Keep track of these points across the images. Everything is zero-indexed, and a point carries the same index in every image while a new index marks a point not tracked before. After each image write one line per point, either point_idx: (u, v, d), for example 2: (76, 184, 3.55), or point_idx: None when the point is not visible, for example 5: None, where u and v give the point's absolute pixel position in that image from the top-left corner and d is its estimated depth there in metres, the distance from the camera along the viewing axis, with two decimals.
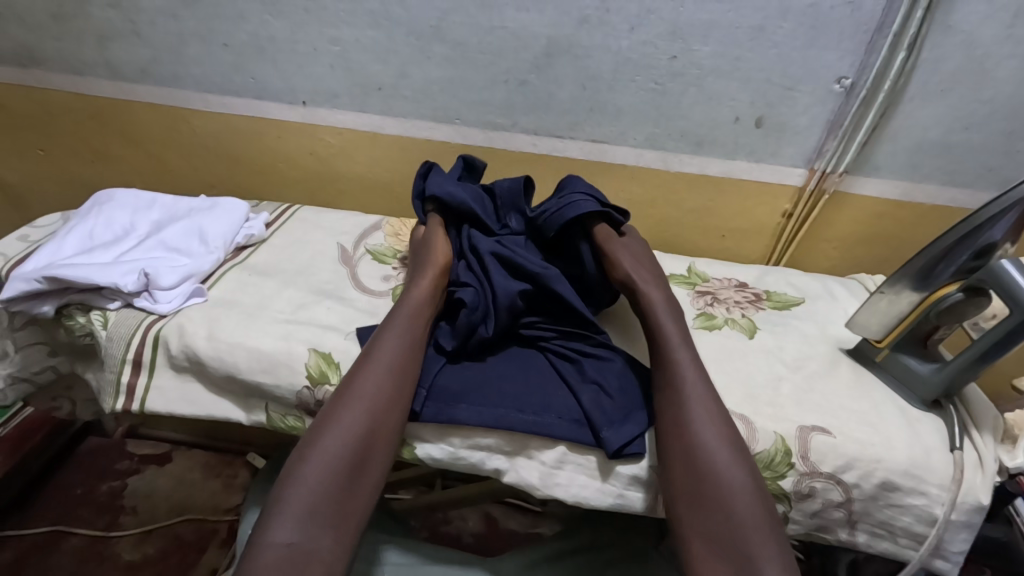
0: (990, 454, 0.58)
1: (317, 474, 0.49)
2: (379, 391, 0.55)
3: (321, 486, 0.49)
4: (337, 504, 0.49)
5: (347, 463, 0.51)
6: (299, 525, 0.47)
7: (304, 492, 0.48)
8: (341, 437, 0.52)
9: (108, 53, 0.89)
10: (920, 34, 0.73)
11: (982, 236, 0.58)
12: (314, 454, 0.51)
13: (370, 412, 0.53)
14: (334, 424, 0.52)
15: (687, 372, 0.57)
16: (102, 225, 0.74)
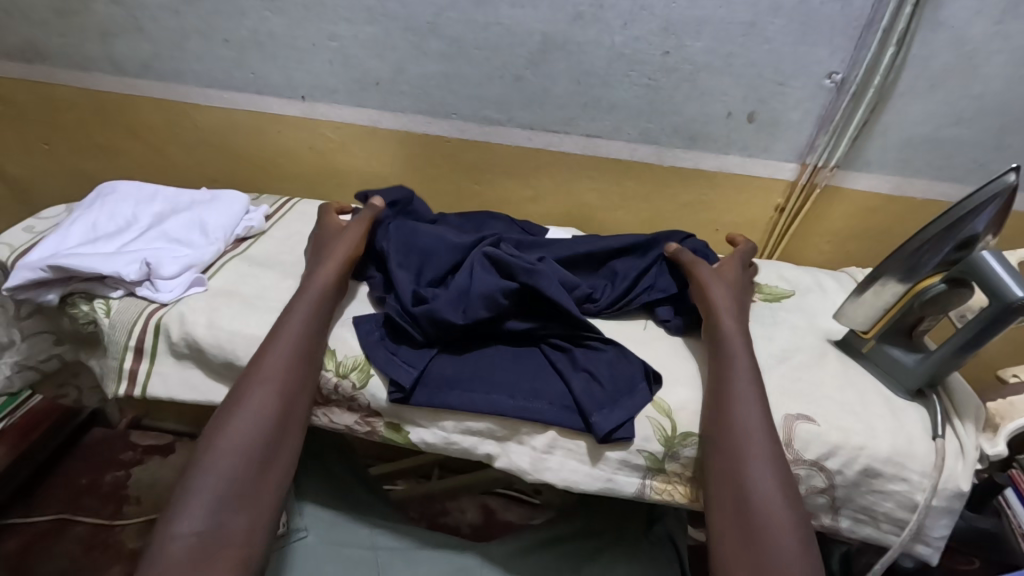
0: (971, 442, 0.59)
1: (233, 454, 0.52)
2: (283, 377, 0.57)
3: (236, 466, 0.51)
4: (253, 482, 0.51)
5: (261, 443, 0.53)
6: (215, 502, 0.49)
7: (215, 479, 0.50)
8: (250, 423, 0.54)
9: (111, 49, 0.91)
10: (909, 30, 0.74)
11: (966, 227, 0.59)
12: (223, 442, 0.52)
13: (277, 396, 0.56)
14: (241, 411, 0.54)
15: (736, 375, 0.59)
16: (105, 217, 0.76)
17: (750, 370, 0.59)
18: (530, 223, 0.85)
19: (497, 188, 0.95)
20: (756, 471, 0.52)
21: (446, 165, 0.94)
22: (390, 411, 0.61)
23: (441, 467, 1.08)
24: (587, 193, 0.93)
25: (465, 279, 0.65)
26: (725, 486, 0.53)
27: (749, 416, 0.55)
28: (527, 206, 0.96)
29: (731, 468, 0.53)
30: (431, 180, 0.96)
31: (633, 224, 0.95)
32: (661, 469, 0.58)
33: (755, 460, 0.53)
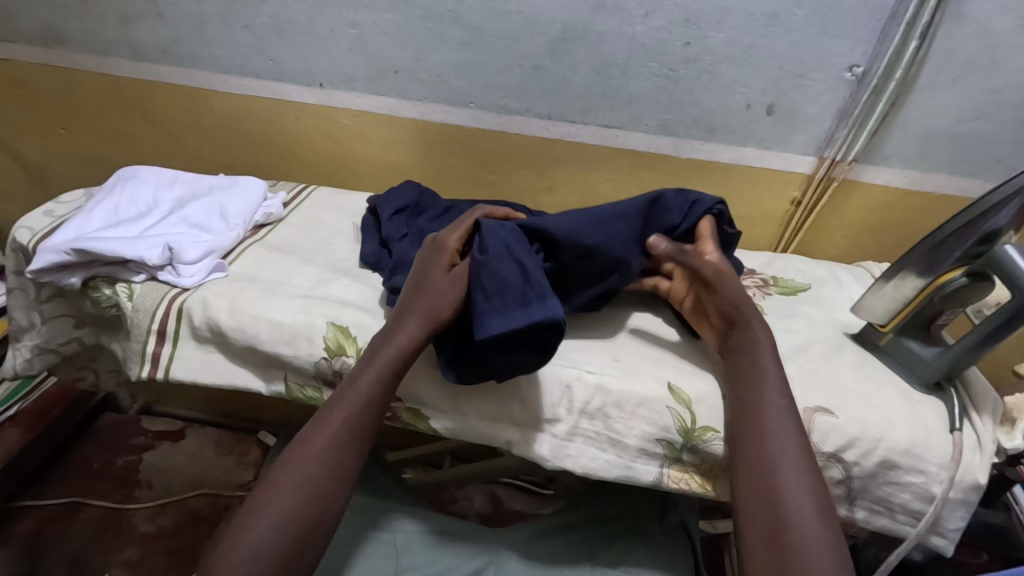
0: (989, 435, 0.59)
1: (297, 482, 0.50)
2: (351, 414, 0.53)
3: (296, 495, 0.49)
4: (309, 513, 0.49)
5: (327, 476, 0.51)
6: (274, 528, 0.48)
7: (269, 524, 0.48)
8: (311, 466, 0.51)
9: (130, 34, 0.91)
10: (933, 23, 0.74)
11: (990, 221, 0.59)
12: (282, 482, 0.50)
13: (340, 437, 0.52)
14: (309, 449, 0.52)
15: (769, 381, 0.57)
16: (127, 201, 0.76)
17: (779, 379, 0.57)
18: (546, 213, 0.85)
19: (512, 178, 0.95)
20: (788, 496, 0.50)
21: (463, 154, 0.94)
22: (409, 396, 0.62)
23: (452, 456, 1.10)
24: (602, 184, 0.93)
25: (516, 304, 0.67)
26: (757, 509, 0.51)
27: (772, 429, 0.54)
28: (542, 196, 0.96)
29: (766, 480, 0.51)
30: (446, 170, 0.96)
31: None
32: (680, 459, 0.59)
33: (785, 483, 0.51)
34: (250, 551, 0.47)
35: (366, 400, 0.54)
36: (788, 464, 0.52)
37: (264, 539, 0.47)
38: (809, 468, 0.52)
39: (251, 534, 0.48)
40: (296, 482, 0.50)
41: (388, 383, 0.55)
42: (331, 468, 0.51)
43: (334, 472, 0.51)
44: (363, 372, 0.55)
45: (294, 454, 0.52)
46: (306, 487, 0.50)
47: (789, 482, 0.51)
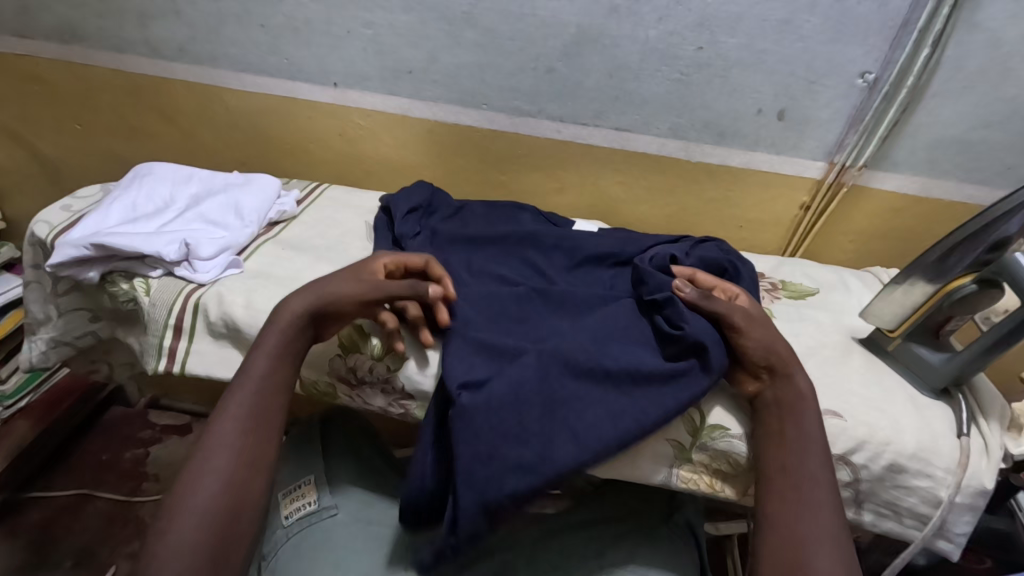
0: (996, 441, 0.60)
1: (214, 478, 0.52)
2: (250, 403, 0.57)
3: (217, 491, 0.51)
4: (233, 502, 0.51)
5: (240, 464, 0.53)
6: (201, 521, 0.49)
7: (193, 519, 0.49)
8: (225, 459, 0.53)
9: (148, 32, 0.92)
10: (945, 31, 0.74)
11: (1000, 229, 0.59)
12: (199, 480, 0.51)
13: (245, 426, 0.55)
14: (214, 447, 0.53)
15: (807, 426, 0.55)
16: (143, 197, 0.77)
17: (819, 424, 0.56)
18: (557, 214, 0.85)
19: (523, 179, 0.96)
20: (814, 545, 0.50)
21: (474, 155, 0.94)
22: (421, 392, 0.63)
23: None
24: (613, 187, 0.94)
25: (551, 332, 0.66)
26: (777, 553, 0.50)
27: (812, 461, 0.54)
28: (552, 197, 0.97)
29: (791, 526, 0.51)
30: (457, 170, 0.96)
31: (657, 219, 0.96)
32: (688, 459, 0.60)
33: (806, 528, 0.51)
34: (178, 547, 0.48)
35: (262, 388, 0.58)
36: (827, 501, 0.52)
37: (190, 534, 0.49)
38: (834, 511, 0.52)
39: (176, 530, 0.49)
40: (214, 477, 0.52)
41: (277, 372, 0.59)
42: (243, 456, 0.54)
43: (248, 458, 0.54)
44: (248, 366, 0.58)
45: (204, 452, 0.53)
46: (225, 478, 0.52)
47: (813, 529, 0.51)
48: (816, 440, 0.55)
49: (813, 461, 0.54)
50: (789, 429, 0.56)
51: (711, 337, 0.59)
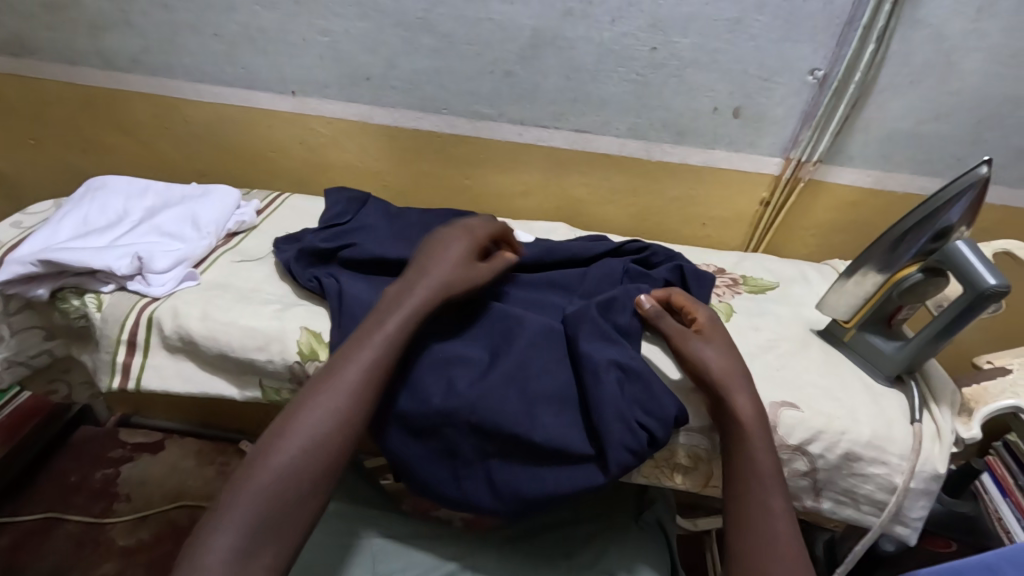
0: (948, 426, 0.61)
1: (303, 441, 0.48)
2: (353, 387, 0.52)
3: (302, 454, 0.47)
4: (315, 471, 0.47)
5: (331, 434, 0.49)
6: (280, 481, 0.46)
7: (273, 477, 0.46)
8: (302, 438, 0.48)
9: (100, 43, 0.90)
10: (889, 27, 0.76)
11: (941, 218, 0.60)
12: (272, 453, 0.47)
13: (337, 410, 0.50)
14: (314, 406, 0.50)
15: (761, 455, 0.54)
16: (96, 211, 0.76)
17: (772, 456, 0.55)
18: (497, 222, 0.85)
19: (486, 183, 0.96)
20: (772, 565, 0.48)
21: (437, 160, 0.94)
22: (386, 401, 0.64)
23: None
24: (576, 188, 0.95)
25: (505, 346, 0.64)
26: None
27: (754, 458, 0.54)
28: (517, 200, 0.97)
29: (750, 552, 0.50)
30: (421, 175, 0.96)
31: (622, 219, 0.97)
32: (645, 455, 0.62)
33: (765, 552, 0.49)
34: (259, 500, 0.45)
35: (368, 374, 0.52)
36: (774, 490, 0.53)
37: (271, 488, 0.45)
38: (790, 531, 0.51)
39: (255, 486, 0.45)
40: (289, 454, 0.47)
41: (385, 365, 0.54)
42: (321, 444, 0.48)
43: (332, 450, 0.49)
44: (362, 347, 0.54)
45: (284, 424, 0.49)
46: (297, 458, 0.47)
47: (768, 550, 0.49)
48: (756, 436, 0.55)
49: (760, 461, 0.54)
50: (744, 462, 0.54)
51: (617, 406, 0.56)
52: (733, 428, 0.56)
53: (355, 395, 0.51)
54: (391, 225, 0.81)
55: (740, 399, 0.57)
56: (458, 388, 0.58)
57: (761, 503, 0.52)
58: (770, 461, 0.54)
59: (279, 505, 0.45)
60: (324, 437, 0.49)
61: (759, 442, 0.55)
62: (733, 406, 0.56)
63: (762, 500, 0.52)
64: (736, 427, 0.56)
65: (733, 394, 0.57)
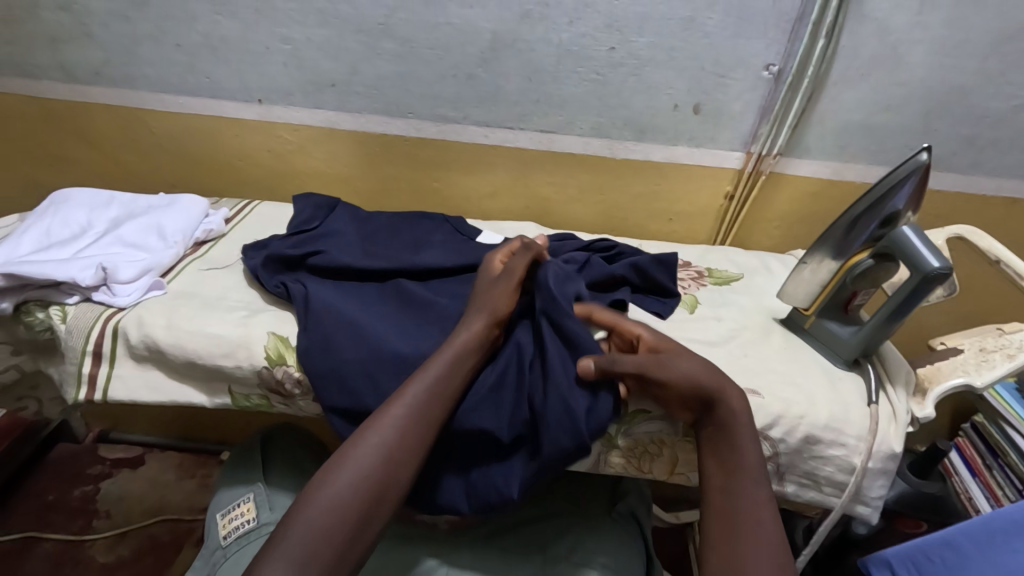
0: (903, 406, 0.63)
1: (351, 476, 0.50)
2: (401, 431, 0.53)
3: (351, 487, 0.49)
4: (363, 506, 0.49)
5: (381, 469, 0.51)
6: (329, 512, 0.47)
7: (325, 506, 0.48)
8: (354, 471, 0.50)
9: (61, 56, 0.90)
10: (837, 23, 0.78)
11: (888, 204, 0.62)
12: (323, 487, 0.49)
13: (385, 449, 0.51)
14: (367, 440, 0.52)
15: (750, 452, 0.54)
16: (59, 224, 0.76)
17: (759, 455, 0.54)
18: (467, 222, 0.86)
19: (455, 186, 0.97)
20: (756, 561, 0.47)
21: (405, 163, 0.95)
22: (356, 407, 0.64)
23: None
24: (544, 187, 0.96)
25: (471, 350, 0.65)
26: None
27: (741, 452, 0.54)
28: (486, 201, 0.98)
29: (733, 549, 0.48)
30: (391, 179, 0.97)
31: (590, 217, 0.99)
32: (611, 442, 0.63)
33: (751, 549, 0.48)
34: (313, 528, 0.46)
35: (415, 418, 0.54)
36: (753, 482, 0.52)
37: (320, 518, 0.47)
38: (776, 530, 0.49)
39: (306, 515, 0.47)
40: (339, 488, 0.49)
41: (431, 410, 0.54)
42: (371, 479, 0.50)
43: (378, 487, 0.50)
44: (407, 390, 0.55)
45: (339, 458, 0.51)
46: (346, 496, 0.49)
47: (753, 548, 0.48)
48: (744, 432, 0.55)
49: (747, 458, 0.53)
50: (733, 457, 0.54)
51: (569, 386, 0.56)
52: (719, 425, 0.55)
53: (403, 438, 0.52)
54: (360, 230, 0.81)
55: (731, 398, 0.56)
56: None
57: (749, 497, 0.51)
58: (755, 457, 0.54)
59: (333, 539, 0.47)
60: (372, 474, 0.50)
61: (749, 441, 0.54)
62: (728, 405, 0.56)
63: (740, 494, 0.51)
64: (723, 424, 0.55)
65: (725, 392, 0.56)
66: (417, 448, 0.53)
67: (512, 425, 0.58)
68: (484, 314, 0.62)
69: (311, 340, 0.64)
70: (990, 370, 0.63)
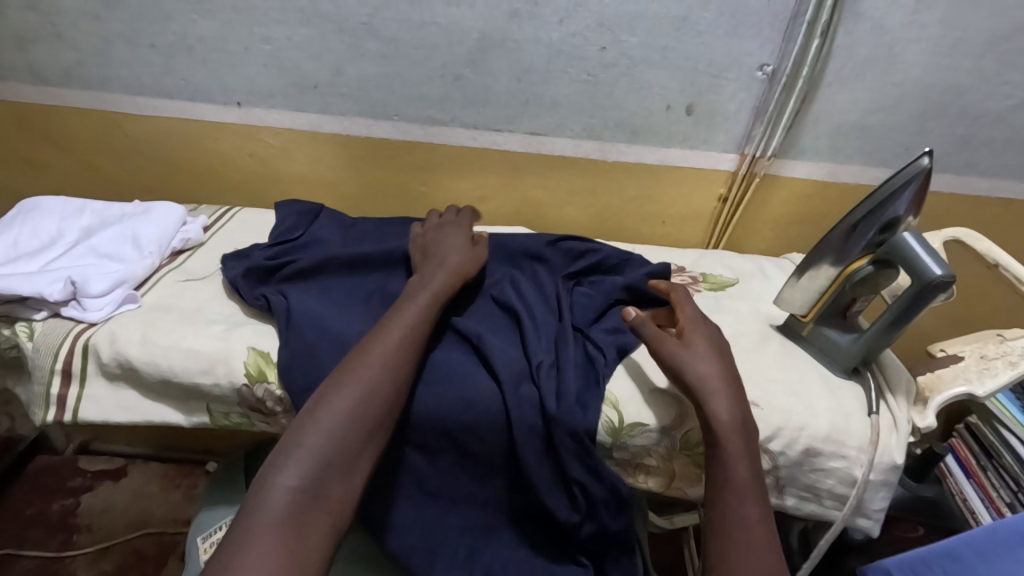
0: (903, 416, 0.62)
1: (352, 396, 0.51)
2: (391, 358, 0.55)
3: (352, 408, 0.50)
4: (363, 424, 0.50)
5: (379, 392, 0.52)
6: (332, 429, 0.49)
7: (326, 425, 0.49)
8: (345, 404, 0.50)
9: (29, 57, 0.86)
10: (833, 22, 0.76)
11: (888, 209, 0.61)
12: (315, 420, 0.49)
13: (375, 381, 0.53)
14: (361, 364, 0.53)
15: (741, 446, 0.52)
16: (27, 234, 0.72)
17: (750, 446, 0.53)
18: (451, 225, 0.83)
19: (443, 189, 0.95)
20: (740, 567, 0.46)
21: (392, 167, 0.93)
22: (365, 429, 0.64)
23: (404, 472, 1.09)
24: (534, 191, 0.94)
25: (471, 360, 0.64)
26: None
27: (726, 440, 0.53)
28: (475, 205, 0.96)
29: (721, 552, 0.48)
30: (377, 183, 0.95)
31: (582, 221, 0.97)
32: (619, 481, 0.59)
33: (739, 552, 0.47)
34: (317, 441, 0.48)
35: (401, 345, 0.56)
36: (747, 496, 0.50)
37: (323, 435, 0.48)
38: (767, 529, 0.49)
39: (308, 433, 0.48)
40: (337, 408, 0.50)
41: (412, 345, 0.57)
42: (367, 401, 0.51)
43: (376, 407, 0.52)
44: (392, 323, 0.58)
45: (327, 391, 0.52)
46: (349, 417, 0.50)
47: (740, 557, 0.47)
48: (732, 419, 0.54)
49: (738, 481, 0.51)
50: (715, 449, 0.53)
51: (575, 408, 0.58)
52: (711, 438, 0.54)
53: (392, 365, 0.54)
54: (345, 239, 0.79)
55: (715, 398, 0.54)
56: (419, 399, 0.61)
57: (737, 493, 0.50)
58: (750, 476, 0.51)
59: (336, 451, 0.48)
60: (367, 399, 0.51)
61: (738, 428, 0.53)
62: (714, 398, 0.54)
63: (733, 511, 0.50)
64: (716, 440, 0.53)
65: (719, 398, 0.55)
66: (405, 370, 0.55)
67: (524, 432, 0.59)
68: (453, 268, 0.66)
69: (291, 356, 0.61)
70: (992, 378, 0.62)
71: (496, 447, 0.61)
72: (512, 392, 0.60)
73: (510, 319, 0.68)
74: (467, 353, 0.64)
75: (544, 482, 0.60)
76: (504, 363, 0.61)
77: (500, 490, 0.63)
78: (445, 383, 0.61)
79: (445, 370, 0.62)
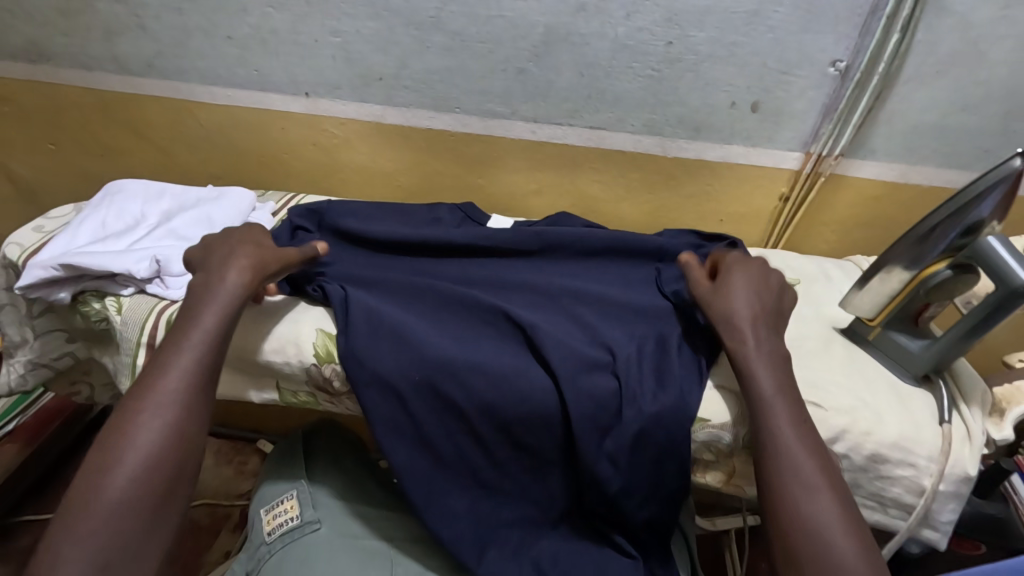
0: (978, 427, 0.59)
1: (116, 485, 0.48)
2: (155, 432, 0.51)
3: (122, 499, 0.48)
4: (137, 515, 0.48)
5: (150, 477, 0.49)
6: (96, 532, 0.46)
7: (92, 523, 0.47)
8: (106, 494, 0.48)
9: (115, 47, 0.90)
10: (914, 16, 0.73)
11: (972, 212, 0.58)
12: (74, 517, 0.47)
13: (141, 463, 0.49)
14: (120, 449, 0.50)
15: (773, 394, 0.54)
16: (115, 215, 0.76)
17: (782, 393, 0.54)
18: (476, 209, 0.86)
19: (500, 180, 0.95)
20: (803, 501, 0.49)
21: (451, 158, 0.94)
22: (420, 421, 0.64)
23: None
24: (591, 186, 0.94)
25: (525, 355, 0.64)
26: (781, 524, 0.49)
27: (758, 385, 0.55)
28: (531, 199, 0.97)
29: (781, 488, 0.50)
30: (434, 174, 0.96)
31: (637, 217, 0.96)
32: (681, 476, 0.60)
33: (800, 483, 0.50)
34: (86, 540, 0.46)
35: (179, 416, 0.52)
36: (823, 509, 0.48)
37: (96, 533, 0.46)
38: (823, 461, 0.51)
39: (74, 535, 0.46)
40: (104, 505, 0.47)
41: (182, 408, 0.53)
42: (138, 486, 0.49)
43: (150, 493, 0.49)
44: (159, 383, 0.53)
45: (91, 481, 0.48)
46: (119, 510, 0.47)
47: (812, 494, 0.49)
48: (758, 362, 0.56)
49: (825, 532, 0.47)
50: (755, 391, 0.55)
51: (645, 397, 0.60)
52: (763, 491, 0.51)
53: (169, 439, 0.51)
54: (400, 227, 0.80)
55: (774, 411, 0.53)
56: (474, 388, 0.61)
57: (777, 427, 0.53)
58: (855, 554, 0.46)
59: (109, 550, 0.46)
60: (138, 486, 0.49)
61: (765, 376, 0.55)
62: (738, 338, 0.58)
63: (818, 546, 0.47)
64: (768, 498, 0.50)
65: (783, 446, 0.52)
66: (187, 437, 0.52)
67: (590, 422, 0.59)
68: (237, 275, 0.61)
69: (354, 347, 0.63)
70: None
71: (552, 440, 0.62)
72: (572, 388, 0.60)
73: (568, 313, 0.69)
74: (522, 350, 0.65)
75: (610, 475, 0.60)
76: (560, 355, 0.62)
77: (555, 483, 0.64)
78: (505, 373, 0.62)
79: (504, 362, 0.63)
